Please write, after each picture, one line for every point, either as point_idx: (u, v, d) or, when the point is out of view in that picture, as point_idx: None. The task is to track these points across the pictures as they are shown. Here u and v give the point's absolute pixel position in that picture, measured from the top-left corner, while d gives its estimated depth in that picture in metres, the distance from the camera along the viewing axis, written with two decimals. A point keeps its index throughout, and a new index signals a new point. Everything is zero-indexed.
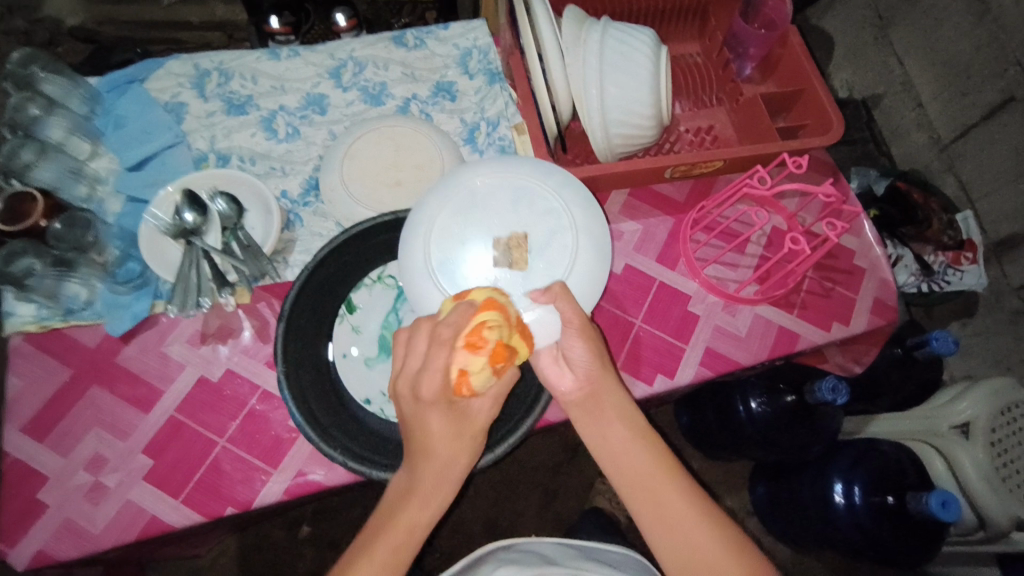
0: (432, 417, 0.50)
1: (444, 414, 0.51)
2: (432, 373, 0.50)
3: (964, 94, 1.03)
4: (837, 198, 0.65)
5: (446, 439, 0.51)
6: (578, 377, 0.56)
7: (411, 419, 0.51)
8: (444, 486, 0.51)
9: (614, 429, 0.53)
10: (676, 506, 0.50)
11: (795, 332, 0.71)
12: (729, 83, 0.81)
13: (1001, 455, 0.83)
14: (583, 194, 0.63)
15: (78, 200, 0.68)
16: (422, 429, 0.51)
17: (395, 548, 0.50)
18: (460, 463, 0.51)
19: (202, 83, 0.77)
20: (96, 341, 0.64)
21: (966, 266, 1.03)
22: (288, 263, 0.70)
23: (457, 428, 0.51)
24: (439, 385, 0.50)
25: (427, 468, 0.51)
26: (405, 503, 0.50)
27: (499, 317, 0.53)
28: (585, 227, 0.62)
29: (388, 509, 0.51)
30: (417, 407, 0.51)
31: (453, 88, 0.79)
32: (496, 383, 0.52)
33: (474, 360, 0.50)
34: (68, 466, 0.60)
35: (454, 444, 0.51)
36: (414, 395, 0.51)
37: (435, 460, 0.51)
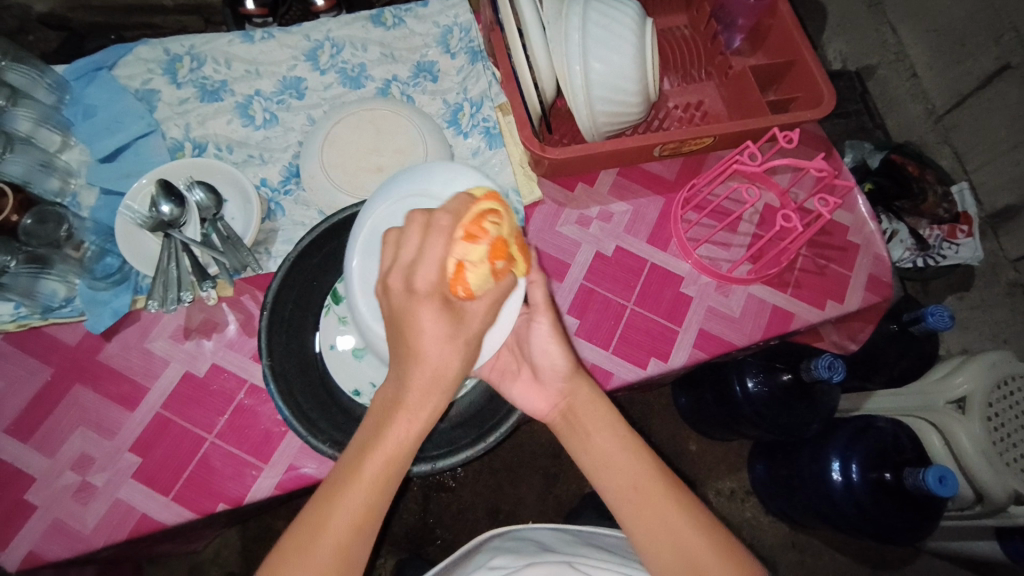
0: (424, 312, 0.45)
1: (440, 312, 0.45)
2: (433, 262, 0.45)
3: (958, 63, 1.01)
4: (828, 173, 0.63)
5: (439, 341, 0.45)
6: (551, 388, 0.56)
7: (401, 312, 0.45)
8: (436, 394, 0.45)
9: (596, 439, 0.52)
10: (669, 514, 0.48)
11: (789, 311, 0.70)
12: (717, 57, 0.78)
13: (998, 429, 0.83)
14: (474, 178, 0.57)
15: (51, 194, 0.66)
16: (410, 324, 0.45)
17: (383, 468, 0.44)
18: (454, 369, 0.45)
19: (174, 69, 0.74)
20: (76, 339, 0.63)
21: (962, 239, 1.02)
22: (271, 254, 0.68)
23: (452, 330, 0.46)
24: (435, 277, 0.45)
25: (414, 383, 0.45)
26: (394, 420, 0.45)
27: (499, 210, 0.51)
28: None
29: (374, 429, 0.45)
30: (409, 300, 0.45)
31: (434, 68, 0.77)
32: (495, 287, 0.48)
33: (473, 250, 0.47)
34: (55, 466, 0.59)
35: (445, 347, 0.45)
36: (407, 286, 0.45)
37: (428, 370, 0.45)
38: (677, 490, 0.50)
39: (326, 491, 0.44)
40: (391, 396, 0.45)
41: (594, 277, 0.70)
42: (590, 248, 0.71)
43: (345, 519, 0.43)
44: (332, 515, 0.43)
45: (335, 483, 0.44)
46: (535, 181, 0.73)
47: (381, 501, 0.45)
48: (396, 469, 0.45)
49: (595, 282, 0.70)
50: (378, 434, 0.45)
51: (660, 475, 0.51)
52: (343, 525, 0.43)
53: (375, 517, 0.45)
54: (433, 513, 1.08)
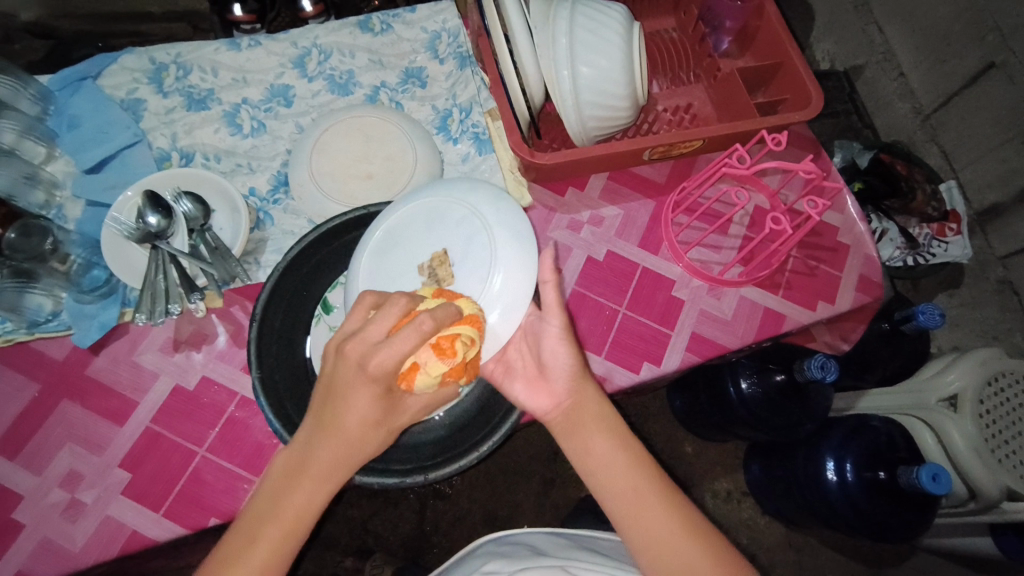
0: (361, 397, 0.43)
1: (378, 397, 0.44)
2: (392, 356, 0.42)
3: (944, 62, 1.02)
4: (817, 175, 0.63)
5: (365, 421, 0.44)
6: (555, 388, 0.54)
7: (338, 386, 0.44)
8: (343, 468, 0.44)
9: (598, 442, 0.51)
10: (667, 519, 0.49)
11: (781, 313, 0.70)
12: (706, 58, 0.79)
13: (989, 427, 0.84)
14: (494, 191, 0.57)
15: (35, 207, 0.66)
16: (343, 398, 0.44)
17: (281, 533, 0.44)
18: (364, 451, 0.45)
19: (160, 78, 0.73)
20: (64, 353, 0.62)
21: (950, 237, 1.03)
22: (260, 264, 0.68)
23: (382, 415, 0.45)
24: (390, 369, 0.43)
25: (326, 452, 0.44)
26: (298, 486, 0.44)
27: (476, 337, 0.48)
28: (505, 224, 0.55)
29: (280, 492, 0.44)
30: (354, 379, 0.43)
31: (423, 74, 0.77)
32: (437, 395, 0.48)
33: (437, 364, 0.46)
34: (43, 484, 0.58)
35: (367, 434, 0.45)
36: (360, 363, 0.43)
37: (342, 446, 0.44)
38: (671, 494, 0.50)
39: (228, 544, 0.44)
40: (304, 453, 0.45)
41: (586, 282, 0.70)
42: (581, 253, 0.71)
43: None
44: (229, 572, 0.43)
45: (233, 540, 0.44)
46: (525, 187, 0.72)
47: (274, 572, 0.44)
48: (293, 536, 0.44)
49: (586, 286, 0.70)
50: (284, 497, 0.44)
51: (658, 481, 0.51)
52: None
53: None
54: (430, 520, 1.07)
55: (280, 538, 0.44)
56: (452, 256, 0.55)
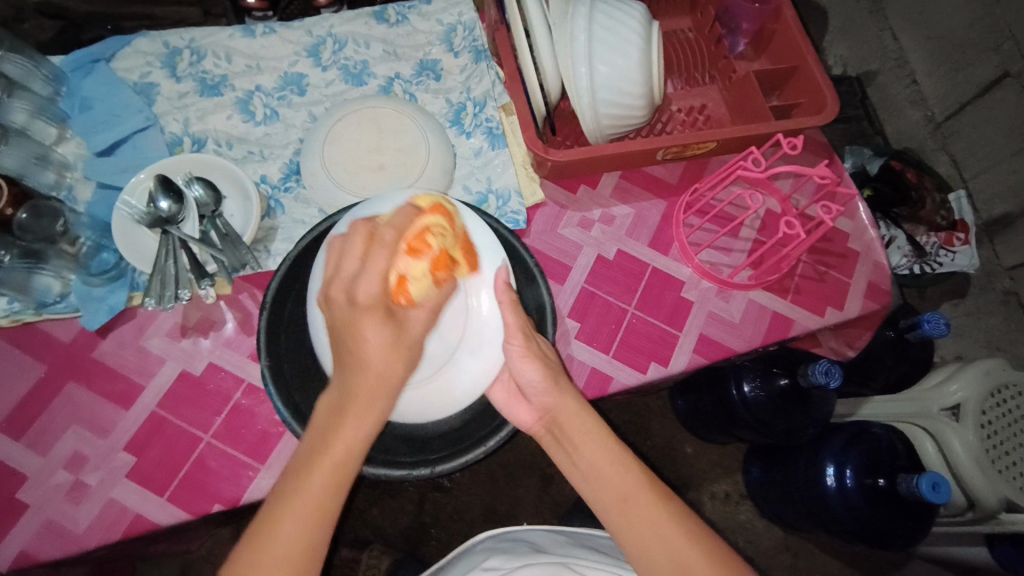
0: (367, 324, 0.47)
1: (380, 321, 0.48)
2: (375, 277, 0.49)
3: (958, 70, 1.01)
4: (832, 181, 0.63)
5: (384, 348, 0.48)
6: (534, 402, 0.55)
7: (347, 323, 0.48)
8: (378, 403, 0.46)
9: (585, 454, 0.51)
10: (663, 527, 0.48)
11: (790, 317, 0.70)
12: (721, 60, 0.78)
13: (991, 436, 0.84)
14: (440, 202, 0.59)
15: (45, 188, 0.65)
16: (353, 336, 0.47)
17: (329, 476, 0.44)
18: (395, 375, 0.48)
19: (174, 62, 0.73)
20: (71, 335, 0.62)
21: (958, 247, 1.03)
22: (270, 252, 0.68)
23: (394, 339, 0.49)
24: (378, 290, 0.49)
25: (356, 388, 0.46)
26: (340, 427, 0.45)
27: (445, 222, 0.55)
28: (469, 238, 0.58)
29: (320, 438, 0.45)
30: (352, 312, 0.48)
31: (438, 67, 0.76)
32: (437, 295, 0.53)
33: (415, 265, 0.52)
34: (47, 466, 0.58)
35: (390, 359, 0.48)
36: (350, 298, 0.48)
37: (370, 378, 0.46)
38: (668, 501, 0.50)
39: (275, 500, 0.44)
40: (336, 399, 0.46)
41: (595, 280, 0.70)
42: (592, 250, 0.71)
43: (294, 524, 0.43)
44: (275, 525, 0.43)
45: (282, 498, 0.43)
46: (537, 183, 0.72)
47: (328, 512, 0.44)
48: (343, 479, 0.44)
49: (596, 284, 0.70)
50: (324, 442, 0.44)
51: (654, 488, 0.50)
52: (296, 523, 0.43)
53: (327, 521, 0.44)
54: (428, 513, 1.08)
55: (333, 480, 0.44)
56: None
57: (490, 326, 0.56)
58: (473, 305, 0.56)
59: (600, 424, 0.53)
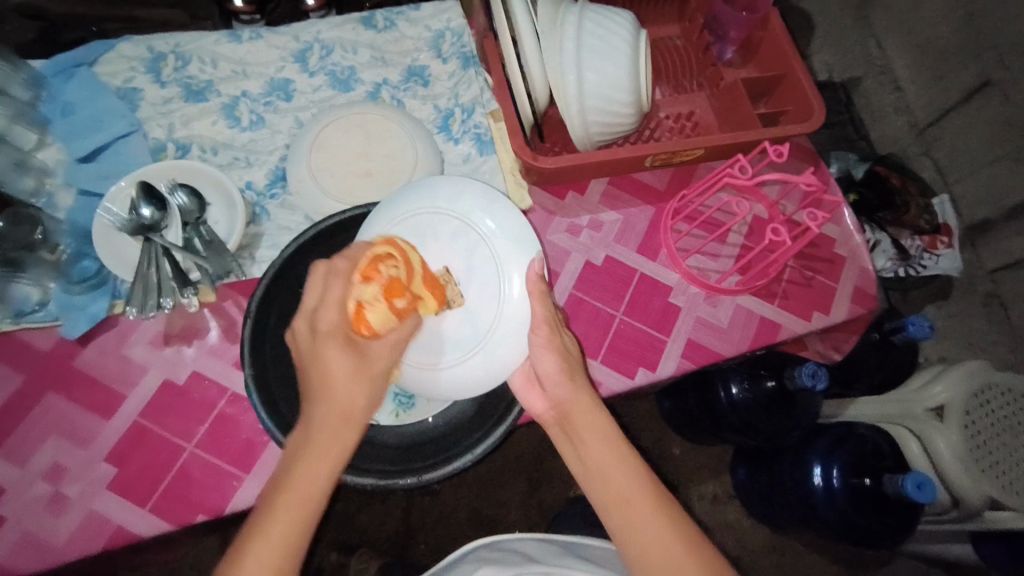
0: (332, 352, 0.48)
1: (343, 349, 0.48)
2: (336, 303, 0.49)
3: (941, 77, 1.03)
4: (818, 189, 0.64)
5: (348, 376, 0.47)
6: (550, 393, 0.54)
7: (307, 357, 0.48)
8: (345, 433, 0.46)
9: (591, 448, 0.51)
10: (659, 528, 0.47)
11: (777, 322, 0.71)
12: (709, 67, 0.79)
13: (975, 437, 0.85)
14: (482, 192, 0.61)
15: (24, 194, 0.64)
16: (318, 366, 0.47)
17: (297, 512, 0.43)
18: (359, 404, 0.47)
19: (158, 67, 0.72)
20: (50, 344, 0.61)
21: (941, 250, 1.04)
22: (255, 259, 0.67)
23: (357, 366, 0.48)
24: (338, 318, 0.49)
25: (320, 421, 0.46)
26: (304, 461, 0.44)
27: (394, 253, 0.56)
28: (505, 230, 0.60)
29: (286, 472, 0.44)
30: (314, 341, 0.48)
31: (426, 73, 0.76)
32: (398, 325, 0.53)
33: (368, 290, 0.52)
34: (26, 476, 0.57)
35: (355, 385, 0.47)
36: (311, 327, 0.49)
37: (336, 412, 0.46)
38: (664, 502, 0.49)
39: (242, 539, 0.43)
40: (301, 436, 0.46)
41: (583, 286, 0.70)
42: (580, 256, 0.71)
43: (263, 560, 0.42)
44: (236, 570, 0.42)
45: (246, 543, 0.42)
46: (525, 190, 0.72)
47: (300, 540, 0.43)
48: (312, 510, 0.44)
49: (584, 290, 0.70)
50: (291, 473, 0.44)
51: (654, 490, 0.49)
52: (268, 557, 0.42)
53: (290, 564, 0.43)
54: (416, 517, 1.07)
55: (298, 513, 0.43)
56: (455, 273, 0.61)
57: (518, 317, 0.59)
58: (506, 293, 0.59)
59: (608, 419, 0.52)
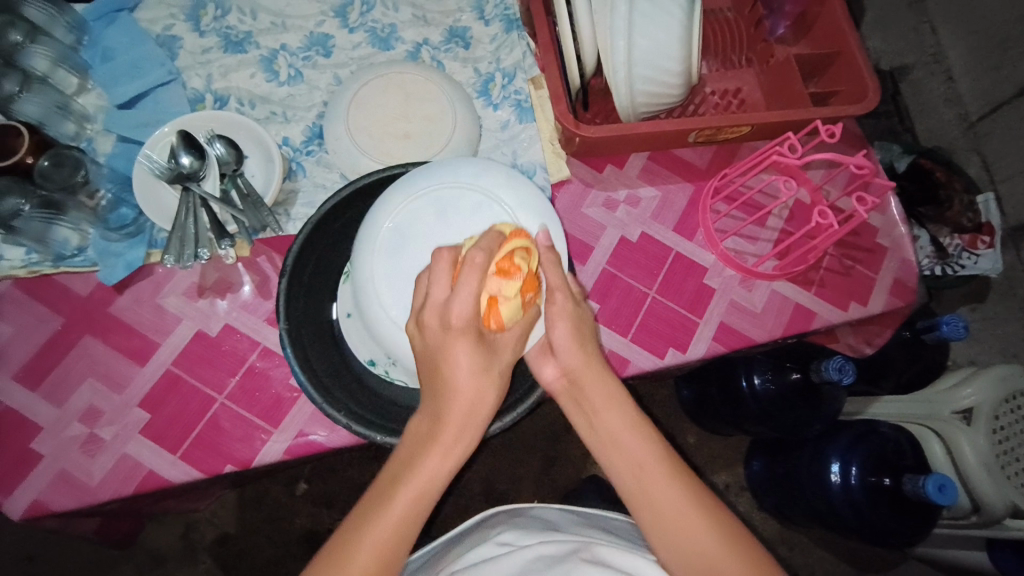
0: (458, 350, 0.44)
1: (474, 347, 0.44)
2: (468, 299, 0.43)
3: (998, 68, 0.99)
4: (870, 170, 0.62)
5: (476, 374, 0.44)
6: (559, 362, 0.52)
7: (437, 350, 0.44)
8: (473, 428, 0.45)
9: (610, 423, 0.50)
10: (674, 498, 0.47)
11: (811, 311, 0.69)
12: (760, 43, 0.76)
13: (1001, 442, 0.83)
14: (504, 170, 0.55)
15: (66, 138, 0.65)
16: (445, 361, 0.44)
17: (413, 499, 0.44)
18: (489, 396, 0.45)
19: (197, 16, 0.71)
20: (88, 290, 0.61)
21: (982, 250, 0.99)
22: (290, 216, 0.67)
23: (486, 362, 0.45)
24: (470, 314, 0.43)
25: (451, 413, 0.44)
26: (426, 454, 0.44)
27: (528, 246, 0.48)
28: (523, 203, 0.54)
29: (402, 467, 0.44)
30: (445, 337, 0.43)
31: (467, 35, 0.74)
32: (526, 321, 0.48)
33: (507, 284, 0.45)
34: (63, 417, 0.58)
35: (480, 382, 0.44)
36: (443, 324, 0.44)
37: (464, 405, 0.44)
38: (688, 479, 0.48)
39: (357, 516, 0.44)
40: (430, 425, 0.45)
41: (617, 262, 0.69)
42: (615, 232, 0.70)
43: (380, 533, 0.43)
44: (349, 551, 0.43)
45: (365, 522, 0.43)
46: (564, 159, 0.71)
47: (405, 537, 0.44)
48: (425, 504, 0.44)
49: (618, 268, 0.69)
50: (407, 471, 0.44)
51: (670, 461, 0.49)
52: (381, 538, 0.43)
53: (405, 541, 0.44)
54: None
55: (408, 511, 0.44)
56: None
57: (532, 306, 0.51)
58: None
59: (622, 389, 0.51)
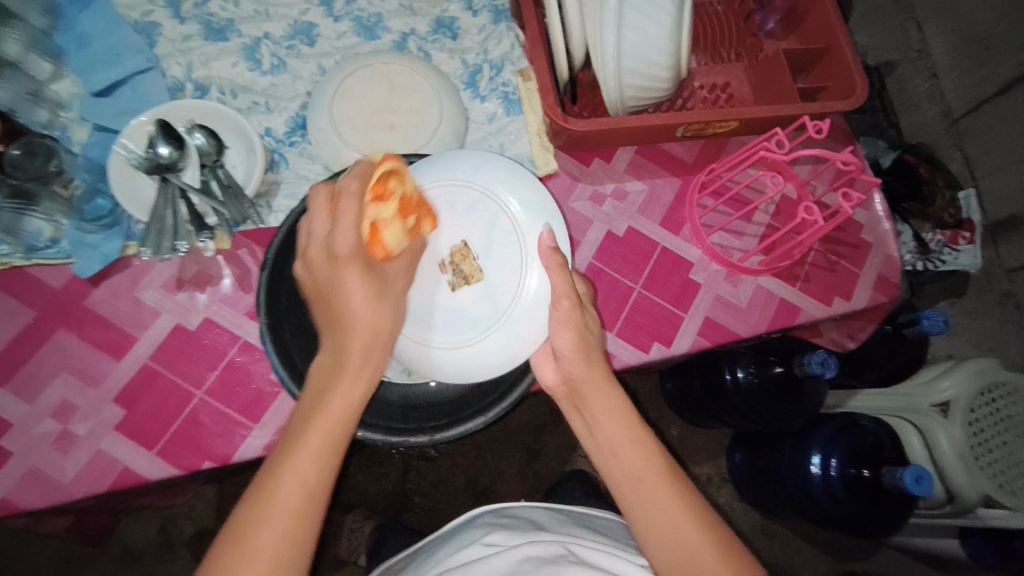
0: (350, 276, 0.46)
1: (363, 273, 0.47)
2: (351, 227, 0.46)
3: (980, 66, 1.00)
4: (857, 167, 0.62)
5: (369, 300, 0.47)
6: (560, 366, 0.53)
7: (328, 281, 0.47)
8: (374, 356, 0.47)
9: (608, 430, 0.50)
10: (670, 507, 0.47)
11: (795, 306, 0.70)
12: (750, 37, 0.76)
13: (977, 434, 0.85)
14: (500, 166, 0.60)
15: (38, 126, 0.62)
16: (338, 290, 0.46)
17: (326, 435, 0.44)
18: (384, 326, 0.48)
19: (177, 2, 0.69)
20: (62, 282, 0.60)
21: (962, 246, 1.01)
22: (272, 208, 0.66)
23: (378, 289, 0.48)
24: (355, 243, 0.47)
25: (352, 343, 0.46)
26: (335, 387, 0.45)
27: (401, 170, 0.54)
28: (522, 202, 0.59)
29: (315, 400, 0.45)
30: (334, 268, 0.46)
31: (455, 25, 0.73)
32: (410, 243, 0.53)
33: (384, 207, 0.51)
34: (34, 413, 0.57)
35: (377, 309, 0.47)
36: (329, 255, 0.47)
37: (363, 333, 0.46)
38: (682, 486, 0.49)
39: (272, 462, 0.44)
40: (334, 360, 0.46)
41: (603, 256, 0.69)
42: (601, 226, 0.70)
43: (299, 473, 0.43)
44: (269, 496, 0.43)
45: (280, 465, 0.43)
46: (551, 154, 0.70)
47: (326, 471, 0.44)
48: (341, 438, 0.45)
49: (603, 262, 0.69)
50: (321, 403, 0.45)
51: (666, 470, 0.49)
52: (300, 476, 0.43)
53: (326, 478, 0.44)
54: (412, 480, 1.08)
55: (326, 443, 0.44)
56: (472, 248, 0.59)
57: (540, 293, 0.57)
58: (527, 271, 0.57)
59: (620, 396, 0.51)
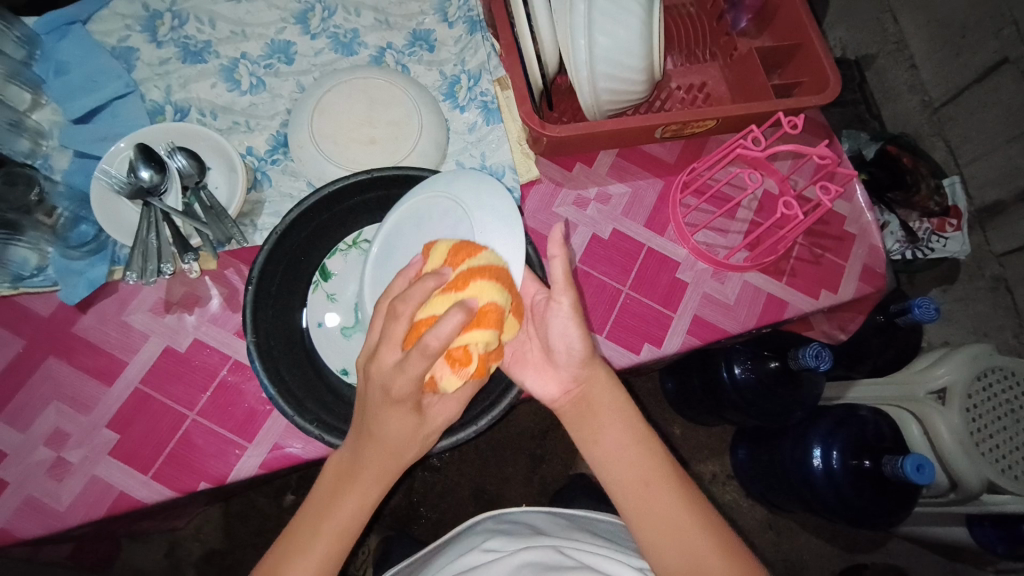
0: (392, 418, 0.44)
1: (407, 417, 0.45)
2: (409, 379, 0.42)
3: (958, 54, 1.00)
4: (833, 161, 0.63)
5: (401, 437, 0.46)
6: (564, 372, 0.54)
7: (370, 412, 0.45)
8: (389, 471, 0.47)
9: (611, 431, 0.51)
10: (676, 511, 0.48)
11: (784, 300, 0.70)
12: (723, 36, 0.76)
13: (976, 420, 0.84)
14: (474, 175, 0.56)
15: (20, 156, 0.63)
16: (375, 424, 0.45)
17: (336, 534, 0.47)
18: (409, 455, 0.47)
19: (154, 26, 0.70)
20: (50, 310, 0.60)
21: (950, 233, 1.02)
22: (256, 227, 0.66)
23: (414, 430, 0.46)
24: (411, 391, 0.43)
25: (370, 462, 0.47)
26: (349, 490, 0.47)
27: (493, 334, 0.45)
28: (487, 207, 0.54)
29: (327, 500, 0.48)
30: (380, 405, 0.44)
31: (431, 37, 0.74)
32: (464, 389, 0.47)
33: (451, 373, 0.46)
34: (28, 442, 0.56)
35: (406, 443, 0.46)
36: (384, 393, 0.44)
37: (385, 452, 0.46)
38: (686, 490, 0.49)
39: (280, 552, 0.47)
40: (351, 465, 0.47)
41: (590, 260, 0.69)
42: (586, 229, 0.70)
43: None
44: None
45: (290, 551, 0.47)
46: (532, 160, 0.71)
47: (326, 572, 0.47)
48: (351, 531, 0.48)
49: (589, 264, 0.69)
50: (332, 506, 0.48)
51: (669, 473, 0.50)
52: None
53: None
54: (417, 491, 1.08)
55: (338, 534, 0.47)
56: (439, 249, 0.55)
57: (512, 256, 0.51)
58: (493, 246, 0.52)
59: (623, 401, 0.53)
